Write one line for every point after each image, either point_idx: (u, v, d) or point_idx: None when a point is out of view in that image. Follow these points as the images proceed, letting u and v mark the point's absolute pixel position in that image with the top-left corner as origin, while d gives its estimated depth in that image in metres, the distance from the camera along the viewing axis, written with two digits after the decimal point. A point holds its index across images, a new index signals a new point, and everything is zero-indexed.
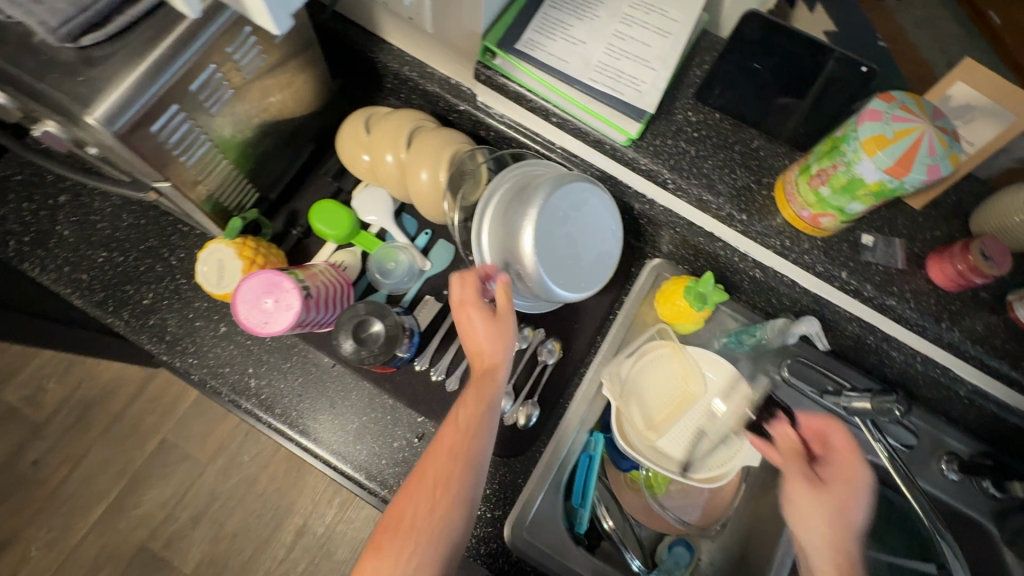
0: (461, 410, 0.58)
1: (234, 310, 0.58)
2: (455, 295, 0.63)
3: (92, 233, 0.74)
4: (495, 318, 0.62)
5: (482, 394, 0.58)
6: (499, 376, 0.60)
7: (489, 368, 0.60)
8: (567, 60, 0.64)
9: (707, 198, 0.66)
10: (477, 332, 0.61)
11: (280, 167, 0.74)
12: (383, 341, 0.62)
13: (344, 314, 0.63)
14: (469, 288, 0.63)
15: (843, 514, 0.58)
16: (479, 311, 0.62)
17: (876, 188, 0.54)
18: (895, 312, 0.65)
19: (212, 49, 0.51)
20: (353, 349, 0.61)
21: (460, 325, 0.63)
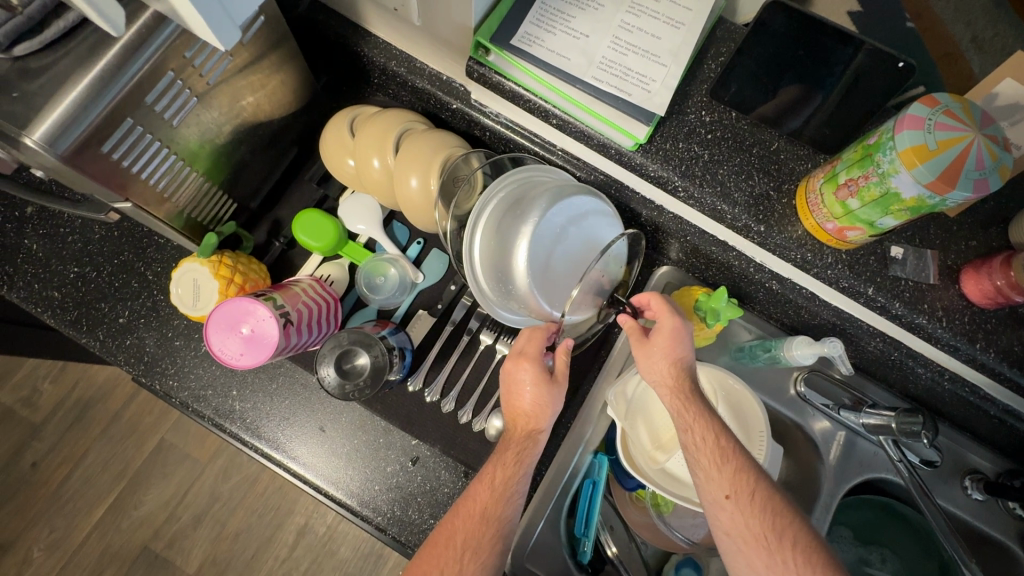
0: (494, 468, 0.54)
1: (207, 341, 0.55)
2: (518, 344, 0.59)
3: (61, 247, 0.69)
4: (549, 383, 0.57)
5: (521, 458, 0.54)
6: (538, 444, 0.56)
7: (531, 430, 0.56)
8: (567, 56, 0.58)
9: (722, 208, 0.60)
10: (524, 392, 0.57)
11: (260, 173, 0.69)
12: (369, 373, 0.62)
13: (327, 345, 0.62)
14: (533, 342, 0.58)
15: (672, 356, 0.57)
16: (530, 372, 0.56)
17: (912, 204, 0.48)
18: (925, 330, 0.61)
19: (169, 56, 0.45)
20: (336, 381, 0.61)
21: (507, 376, 0.58)
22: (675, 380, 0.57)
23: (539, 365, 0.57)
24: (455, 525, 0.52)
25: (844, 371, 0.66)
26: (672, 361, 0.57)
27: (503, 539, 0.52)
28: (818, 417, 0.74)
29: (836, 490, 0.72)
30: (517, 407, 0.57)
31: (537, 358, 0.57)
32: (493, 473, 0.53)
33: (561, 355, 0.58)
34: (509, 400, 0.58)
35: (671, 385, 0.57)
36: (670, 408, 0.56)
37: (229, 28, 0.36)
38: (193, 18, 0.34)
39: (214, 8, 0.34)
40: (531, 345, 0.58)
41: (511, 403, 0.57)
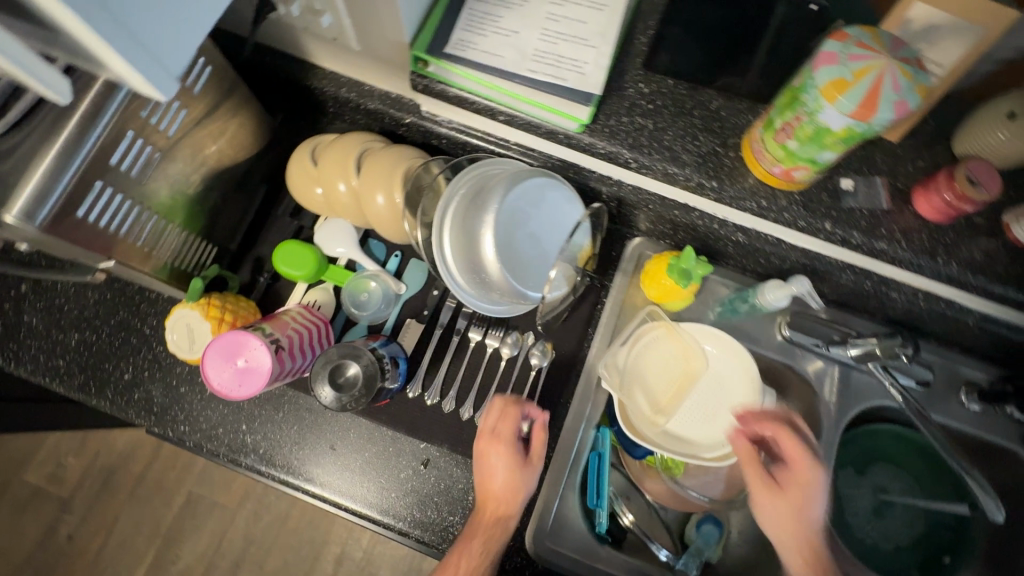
0: (458, 560, 0.57)
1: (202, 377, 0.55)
2: (491, 424, 0.63)
3: (59, 317, 0.72)
4: (520, 468, 0.62)
5: (490, 547, 0.59)
6: (505, 529, 0.60)
7: (500, 516, 0.61)
8: (500, 54, 0.61)
9: (673, 171, 0.63)
10: (497, 473, 0.61)
11: (235, 214, 0.72)
12: (362, 383, 0.63)
13: (319, 362, 0.63)
14: (506, 423, 0.63)
15: (801, 514, 0.60)
16: (503, 456, 0.62)
17: (844, 134, 0.51)
18: (889, 254, 0.62)
19: (127, 117, 0.48)
20: (334, 397, 0.62)
21: (481, 456, 0.63)
22: (805, 542, 0.59)
23: (513, 450, 0.62)
24: None
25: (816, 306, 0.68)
26: (801, 521, 0.59)
27: None
28: (809, 357, 0.77)
29: (837, 424, 0.75)
30: (487, 489, 0.61)
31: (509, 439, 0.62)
32: (457, 564, 0.57)
33: (535, 436, 0.64)
34: (481, 480, 0.62)
35: (800, 537, 0.59)
36: (783, 547, 0.59)
37: (166, 78, 0.35)
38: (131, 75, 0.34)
39: (153, 69, 0.34)
40: (505, 426, 0.63)
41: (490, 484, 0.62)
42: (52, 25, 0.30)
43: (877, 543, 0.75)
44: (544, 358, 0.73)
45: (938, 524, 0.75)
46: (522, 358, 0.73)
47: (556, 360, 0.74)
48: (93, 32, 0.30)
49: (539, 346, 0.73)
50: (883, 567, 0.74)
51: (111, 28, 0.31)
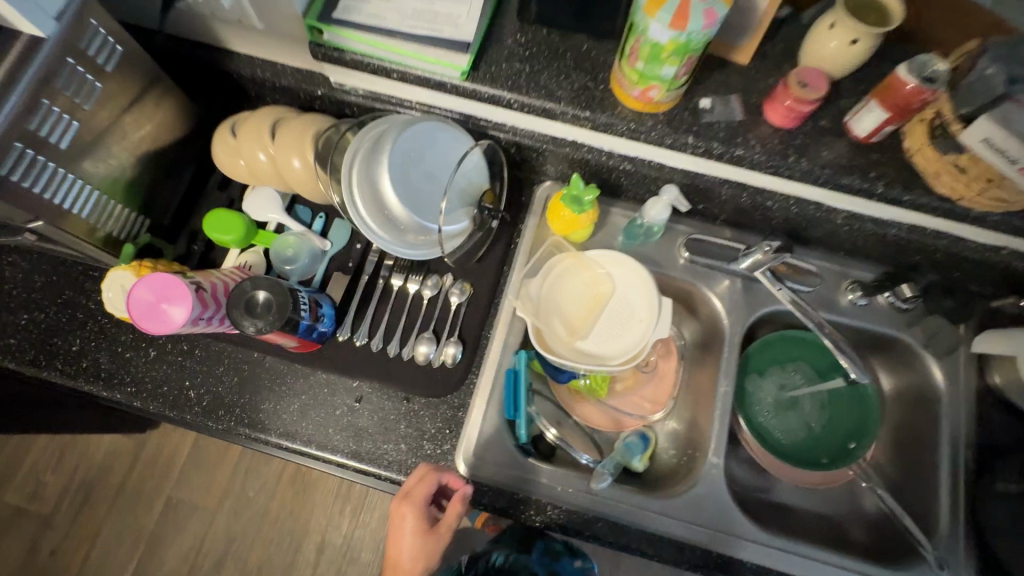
0: None
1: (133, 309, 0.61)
2: (408, 486, 0.68)
3: (8, 301, 0.77)
4: (426, 532, 0.69)
5: None
6: None
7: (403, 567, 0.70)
8: (383, 16, 0.68)
9: (550, 106, 0.70)
10: (405, 527, 0.69)
11: (166, 191, 0.79)
12: (275, 306, 0.60)
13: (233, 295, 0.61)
14: (421, 488, 0.68)
15: None
16: (412, 517, 0.67)
17: (673, 47, 0.58)
18: (748, 160, 0.69)
19: (39, 84, 0.55)
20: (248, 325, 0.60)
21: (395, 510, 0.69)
22: None
23: (421, 516, 0.67)
24: None
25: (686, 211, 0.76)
26: None
27: None
28: (711, 275, 0.83)
29: (739, 331, 0.81)
30: (396, 539, 0.70)
31: (419, 508, 0.67)
32: None
33: (450, 508, 0.69)
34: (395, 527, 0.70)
35: None
36: None
37: None
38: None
39: None
40: (420, 490, 0.68)
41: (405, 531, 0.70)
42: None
43: (789, 437, 0.82)
44: (462, 296, 0.79)
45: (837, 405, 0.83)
46: (443, 298, 0.80)
47: (475, 298, 0.80)
48: None
49: (458, 286, 0.79)
50: (795, 453, 0.81)
51: None
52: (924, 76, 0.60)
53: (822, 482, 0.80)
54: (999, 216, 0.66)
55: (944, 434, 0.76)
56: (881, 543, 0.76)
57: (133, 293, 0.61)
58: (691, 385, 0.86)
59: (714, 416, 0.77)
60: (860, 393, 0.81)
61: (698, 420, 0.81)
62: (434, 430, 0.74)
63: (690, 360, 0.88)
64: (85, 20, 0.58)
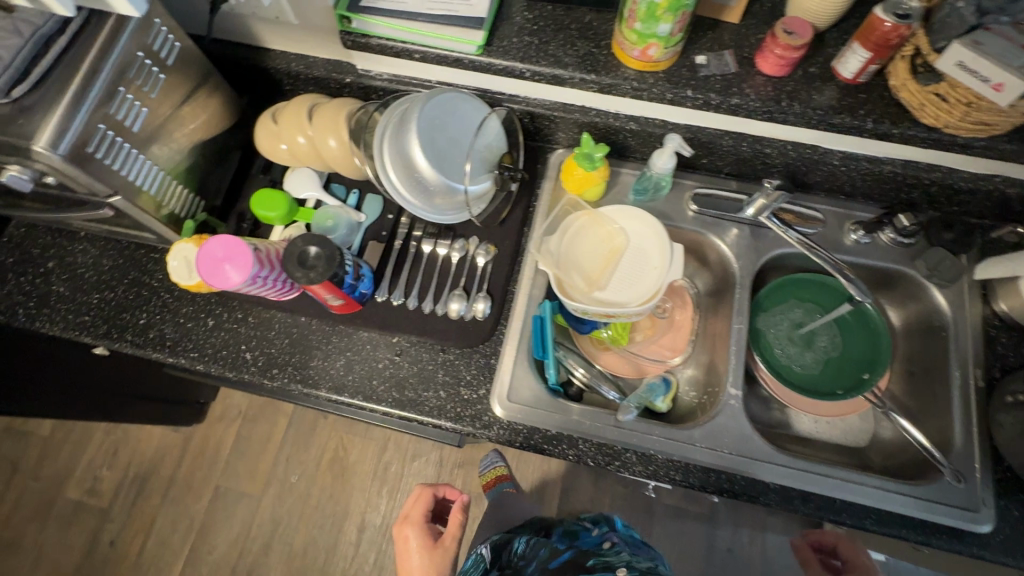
0: None
1: (200, 267, 0.68)
2: (409, 510, 1.07)
3: (81, 283, 0.86)
4: (426, 545, 1.02)
5: None
6: None
7: None
8: (405, 2, 0.76)
9: (559, 72, 0.77)
10: (415, 558, 1.01)
11: (217, 177, 0.87)
12: (324, 262, 0.67)
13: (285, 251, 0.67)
14: (416, 508, 1.06)
15: None
16: (415, 535, 1.03)
17: (667, 4, 0.65)
18: (745, 108, 0.75)
19: (118, 71, 0.63)
20: (300, 275, 0.66)
21: (400, 537, 1.05)
22: None
23: (417, 526, 1.04)
24: None
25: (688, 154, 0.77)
26: None
27: None
28: (718, 224, 0.89)
29: (749, 273, 0.86)
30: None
31: (423, 504, 1.07)
32: None
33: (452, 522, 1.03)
34: (408, 568, 1.02)
35: None
36: None
37: None
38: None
39: None
40: (419, 504, 1.07)
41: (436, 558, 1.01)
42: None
43: (803, 368, 0.87)
44: (487, 255, 0.85)
45: (845, 331, 0.88)
46: (470, 258, 0.86)
47: (499, 257, 0.86)
48: None
49: (483, 247, 0.86)
50: (816, 383, 0.86)
51: None
52: (897, 13, 0.65)
53: (837, 412, 0.84)
54: (984, 141, 0.71)
55: (953, 357, 0.80)
56: (900, 464, 0.80)
57: (202, 250, 0.68)
58: (707, 330, 0.91)
59: (730, 350, 0.82)
60: (863, 316, 0.86)
61: (716, 360, 0.86)
62: (469, 376, 0.80)
63: (705, 309, 0.93)
64: (151, 18, 0.67)
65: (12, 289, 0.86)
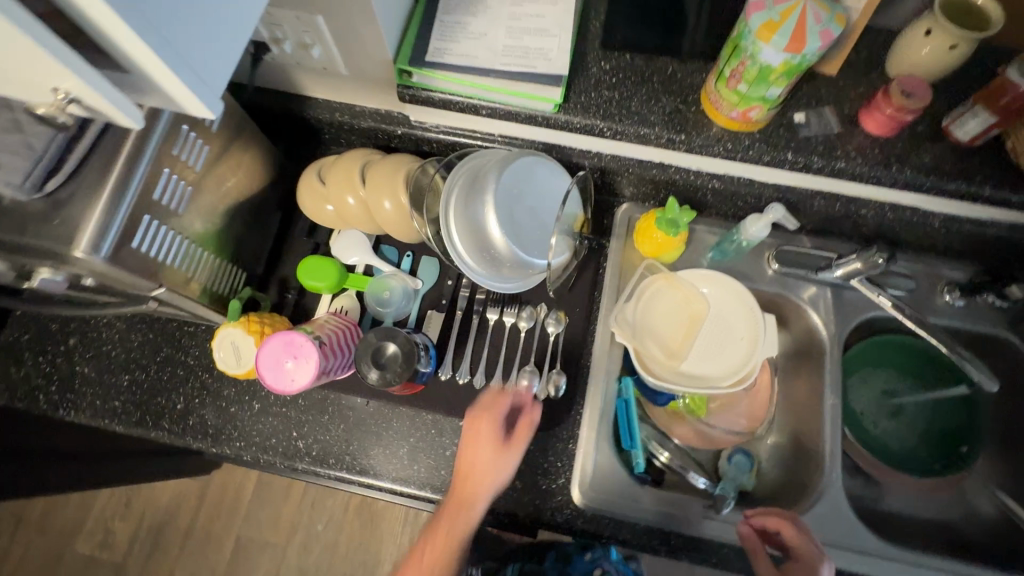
0: (443, 521, 0.64)
1: (258, 374, 0.61)
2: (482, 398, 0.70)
3: (108, 363, 0.78)
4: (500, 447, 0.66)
5: (457, 529, 0.63)
6: (471, 510, 0.64)
7: (468, 500, 0.65)
8: (474, 56, 0.68)
9: (645, 132, 0.70)
10: (478, 453, 0.66)
11: (256, 242, 0.79)
12: (403, 359, 0.62)
13: (358, 347, 0.63)
14: (494, 398, 0.69)
15: None
16: (487, 423, 0.67)
17: (784, 69, 0.58)
18: (848, 172, 0.69)
19: (162, 153, 0.55)
20: (378, 377, 0.61)
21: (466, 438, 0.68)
22: None
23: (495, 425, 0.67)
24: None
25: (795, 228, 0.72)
26: None
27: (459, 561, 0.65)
28: (802, 284, 0.83)
29: (839, 340, 0.80)
30: (468, 469, 0.66)
31: (493, 428, 0.67)
32: (443, 523, 0.64)
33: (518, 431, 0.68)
34: (462, 458, 0.67)
35: None
36: None
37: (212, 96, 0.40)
38: (184, 96, 0.38)
39: (200, 88, 0.39)
40: (491, 403, 0.69)
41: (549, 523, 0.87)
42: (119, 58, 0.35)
43: (898, 444, 0.82)
44: (559, 325, 0.79)
45: (948, 410, 0.83)
46: (539, 328, 0.79)
47: (570, 326, 0.80)
48: (160, 62, 0.35)
49: (553, 316, 0.79)
50: (904, 462, 0.82)
51: (172, 60, 0.36)
52: None
53: (935, 489, 0.79)
54: None
55: None
56: None
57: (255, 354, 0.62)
58: (788, 396, 0.85)
59: (823, 426, 0.76)
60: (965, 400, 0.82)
61: (802, 433, 0.80)
62: (545, 464, 0.73)
63: (784, 373, 0.87)
64: None
65: (30, 371, 0.77)
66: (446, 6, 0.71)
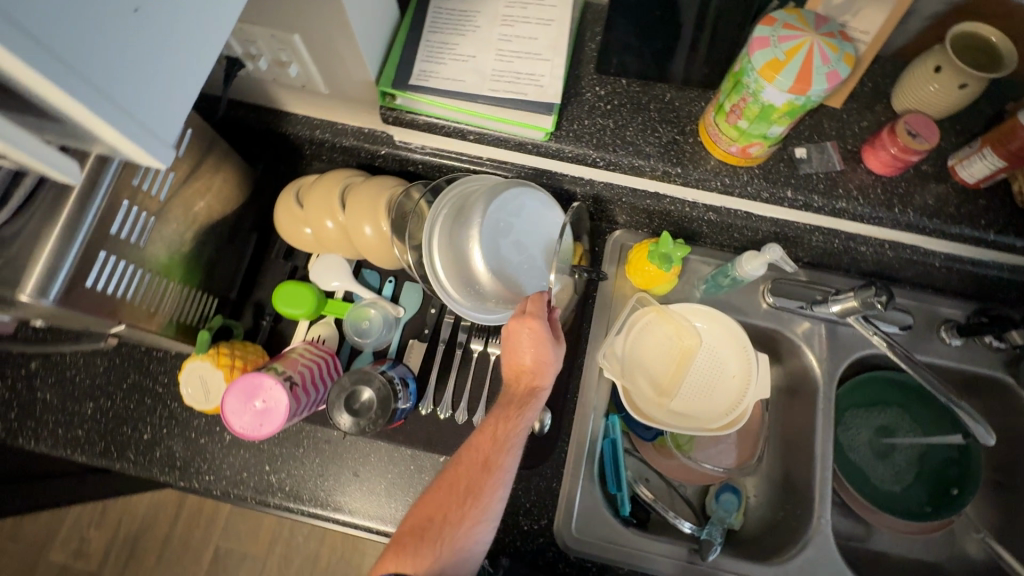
0: (499, 424, 0.58)
1: (225, 422, 0.59)
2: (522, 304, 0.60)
3: (72, 389, 0.74)
4: (549, 342, 0.58)
5: (523, 410, 0.58)
6: (539, 399, 0.60)
7: (532, 386, 0.60)
8: (461, 79, 0.65)
9: (639, 163, 0.67)
10: (526, 350, 0.58)
11: (230, 264, 0.75)
12: (377, 406, 0.62)
13: (332, 391, 0.63)
14: (536, 302, 0.60)
15: None
16: (533, 332, 0.58)
17: (787, 109, 0.55)
18: (849, 211, 0.66)
19: (119, 185, 0.51)
20: (352, 423, 0.62)
21: (510, 334, 0.59)
22: None
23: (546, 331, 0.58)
24: (436, 497, 0.55)
25: (790, 269, 0.70)
26: None
27: (483, 530, 0.54)
28: (797, 319, 0.80)
29: (834, 378, 0.77)
30: (524, 364, 0.59)
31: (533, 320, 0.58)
32: (497, 425, 0.58)
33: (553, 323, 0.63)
34: (509, 359, 0.60)
35: None
36: None
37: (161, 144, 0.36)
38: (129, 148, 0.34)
39: (148, 139, 0.35)
40: (538, 304, 0.60)
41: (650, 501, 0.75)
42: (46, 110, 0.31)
43: (886, 484, 0.80)
44: None
45: (941, 459, 0.80)
46: None
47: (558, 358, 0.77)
48: (95, 116, 0.31)
49: None
50: (893, 505, 0.79)
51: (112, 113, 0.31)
52: None
53: (925, 531, 0.76)
54: None
55: None
56: None
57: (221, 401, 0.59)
58: (779, 432, 0.83)
59: (814, 468, 0.74)
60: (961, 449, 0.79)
61: (793, 473, 0.78)
62: (528, 504, 0.71)
63: (775, 407, 0.85)
64: None
65: None
66: (433, 24, 0.67)
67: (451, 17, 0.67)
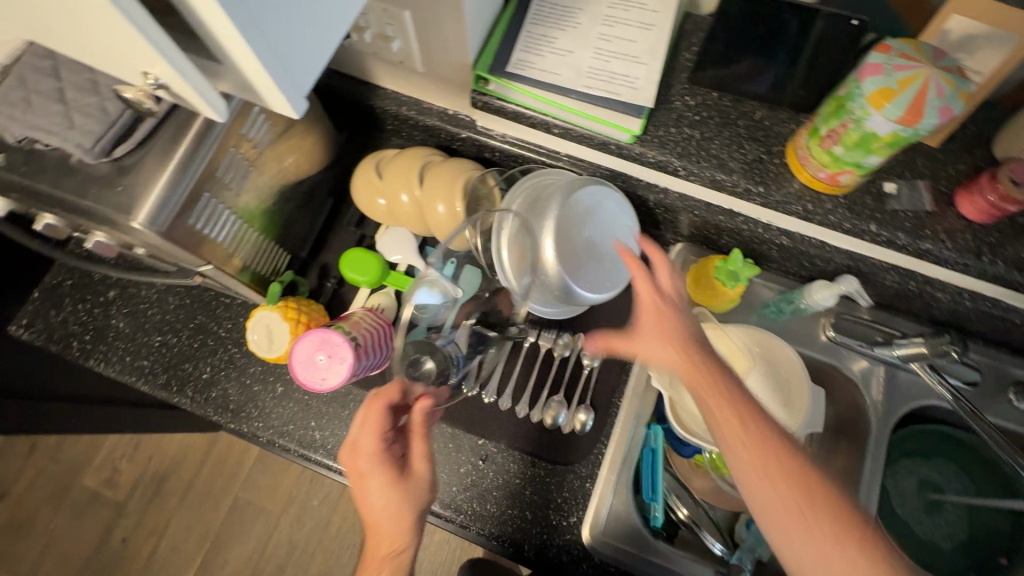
0: None
1: (290, 371, 0.62)
2: (353, 436, 0.62)
3: (143, 321, 0.78)
4: (395, 485, 0.59)
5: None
6: (398, 559, 0.58)
7: (389, 541, 0.58)
8: (557, 73, 0.66)
9: (721, 177, 0.66)
10: (377, 498, 0.59)
11: (305, 224, 0.78)
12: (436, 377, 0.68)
13: (395, 356, 0.66)
14: (367, 436, 0.61)
15: None
16: (379, 476, 0.59)
17: (890, 139, 0.54)
18: (933, 254, 0.64)
19: (229, 132, 0.54)
20: (411, 388, 0.66)
21: (354, 471, 0.61)
22: None
23: (380, 474, 0.60)
24: None
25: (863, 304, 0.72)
26: None
27: None
28: (855, 357, 0.78)
29: (887, 422, 0.75)
30: (372, 518, 0.59)
31: (381, 432, 0.61)
32: None
33: (417, 456, 0.61)
34: (364, 505, 0.60)
35: None
36: None
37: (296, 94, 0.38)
38: (270, 94, 0.37)
39: (289, 88, 0.37)
40: (367, 438, 0.61)
41: (830, 523, 0.53)
42: (211, 48, 0.33)
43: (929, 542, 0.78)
44: (595, 358, 0.77)
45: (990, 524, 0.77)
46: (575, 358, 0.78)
47: (606, 361, 0.77)
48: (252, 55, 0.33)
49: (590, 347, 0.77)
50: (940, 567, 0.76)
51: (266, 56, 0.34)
52: None
53: None
54: None
55: None
56: None
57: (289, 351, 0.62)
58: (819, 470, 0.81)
59: None
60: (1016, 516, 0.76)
61: None
62: (559, 500, 0.71)
63: (819, 444, 0.83)
64: None
65: (68, 316, 0.78)
66: (535, 16, 0.68)
67: (553, 12, 0.68)
